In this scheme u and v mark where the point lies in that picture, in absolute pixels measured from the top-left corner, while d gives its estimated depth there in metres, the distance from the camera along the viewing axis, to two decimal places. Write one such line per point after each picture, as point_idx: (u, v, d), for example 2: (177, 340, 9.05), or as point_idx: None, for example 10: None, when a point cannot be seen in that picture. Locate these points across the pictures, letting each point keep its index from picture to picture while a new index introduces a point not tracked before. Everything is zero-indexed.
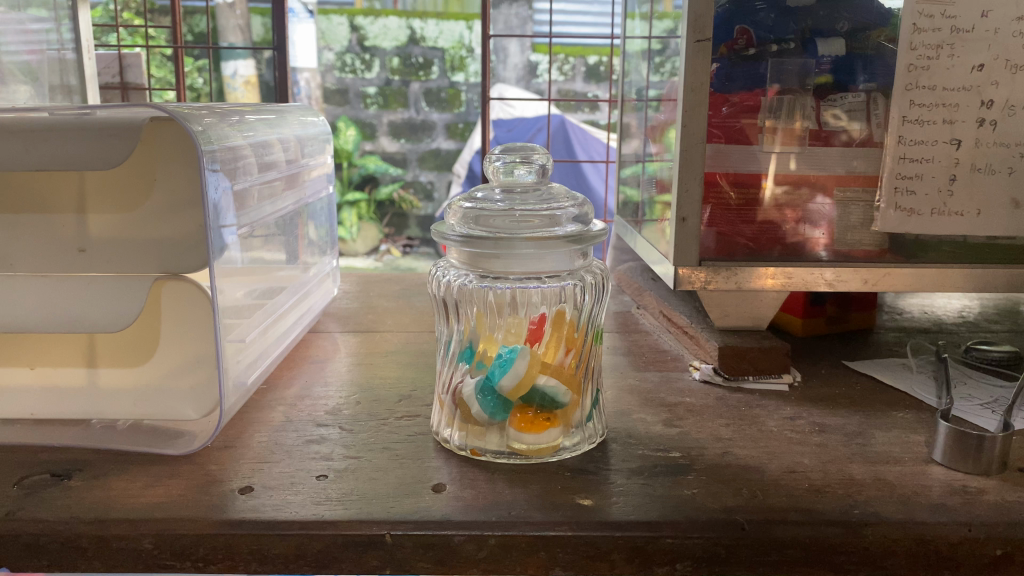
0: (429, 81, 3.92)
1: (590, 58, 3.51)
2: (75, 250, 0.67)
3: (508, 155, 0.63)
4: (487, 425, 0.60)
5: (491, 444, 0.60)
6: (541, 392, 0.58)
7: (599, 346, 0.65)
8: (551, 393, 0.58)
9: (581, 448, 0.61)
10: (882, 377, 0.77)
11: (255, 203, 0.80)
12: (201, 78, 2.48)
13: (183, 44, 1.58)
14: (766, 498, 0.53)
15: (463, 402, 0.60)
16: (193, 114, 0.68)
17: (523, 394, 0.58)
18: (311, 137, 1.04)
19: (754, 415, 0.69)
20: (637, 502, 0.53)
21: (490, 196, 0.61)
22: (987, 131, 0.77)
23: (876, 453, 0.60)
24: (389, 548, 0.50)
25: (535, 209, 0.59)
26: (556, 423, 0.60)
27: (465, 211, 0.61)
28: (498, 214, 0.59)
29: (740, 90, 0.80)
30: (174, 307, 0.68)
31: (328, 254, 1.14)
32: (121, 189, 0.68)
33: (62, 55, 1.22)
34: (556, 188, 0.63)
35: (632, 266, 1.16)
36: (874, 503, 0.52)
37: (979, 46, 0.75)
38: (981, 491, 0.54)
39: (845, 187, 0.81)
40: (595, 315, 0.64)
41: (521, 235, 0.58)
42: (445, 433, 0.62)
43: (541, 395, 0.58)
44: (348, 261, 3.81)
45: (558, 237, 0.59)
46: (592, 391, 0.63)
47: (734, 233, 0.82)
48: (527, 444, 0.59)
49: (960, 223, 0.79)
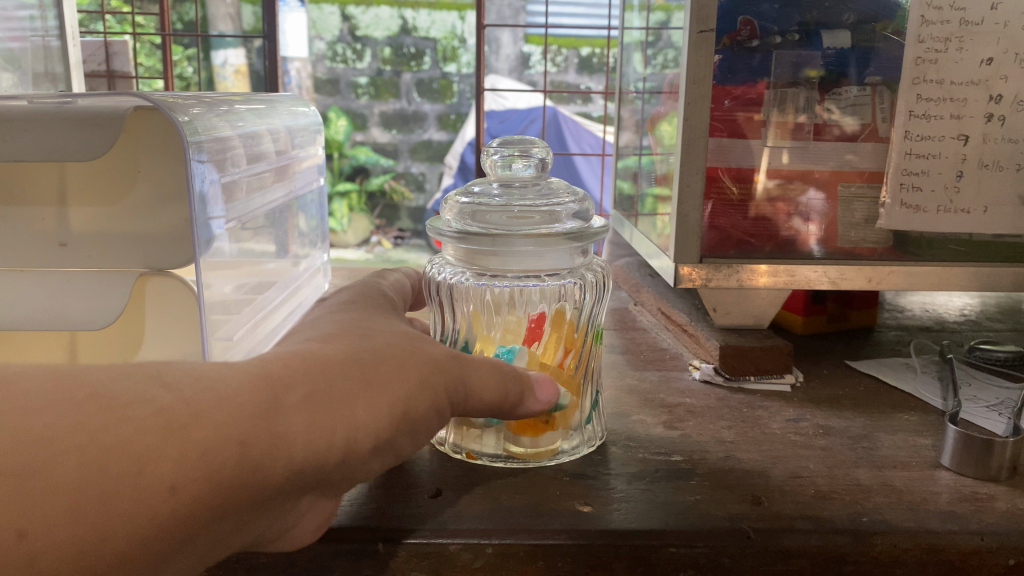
0: (421, 72, 3.88)
1: (583, 50, 3.47)
2: (56, 245, 0.66)
3: (506, 147, 0.61)
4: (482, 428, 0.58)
5: (488, 447, 0.58)
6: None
7: (600, 346, 0.63)
8: None
9: (580, 451, 0.59)
10: (885, 377, 0.75)
11: (244, 195, 0.78)
12: (190, 67, 2.43)
13: (172, 32, 1.54)
14: (774, 505, 0.51)
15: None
16: (179, 104, 0.65)
17: None
18: (301, 128, 1.02)
19: (757, 417, 0.67)
20: (639, 509, 0.51)
21: (488, 191, 0.59)
22: (995, 126, 0.75)
23: (883, 458, 0.59)
24: (381, 558, 0.48)
25: (534, 205, 0.57)
26: (555, 426, 0.57)
27: (461, 207, 0.58)
28: (495, 210, 0.57)
29: (742, 82, 0.77)
30: (160, 306, 0.67)
31: (320, 247, 1.11)
32: (99, 179, 0.65)
33: (46, 42, 1.18)
34: (556, 182, 0.60)
35: (630, 261, 1.14)
36: (884, 511, 0.51)
37: (990, 39, 0.73)
38: (991, 498, 0.53)
39: (849, 183, 0.79)
40: (596, 314, 0.62)
41: (520, 232, 0.56)
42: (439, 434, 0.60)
43: None
44: (339, 252, 3.71)
45: (557, 233, 0.56)
46: (592, 390, 0.61)
47: (732, 227, 0.80)
48: (524, 447, 0.57)
49: (966, 220, 0.77)
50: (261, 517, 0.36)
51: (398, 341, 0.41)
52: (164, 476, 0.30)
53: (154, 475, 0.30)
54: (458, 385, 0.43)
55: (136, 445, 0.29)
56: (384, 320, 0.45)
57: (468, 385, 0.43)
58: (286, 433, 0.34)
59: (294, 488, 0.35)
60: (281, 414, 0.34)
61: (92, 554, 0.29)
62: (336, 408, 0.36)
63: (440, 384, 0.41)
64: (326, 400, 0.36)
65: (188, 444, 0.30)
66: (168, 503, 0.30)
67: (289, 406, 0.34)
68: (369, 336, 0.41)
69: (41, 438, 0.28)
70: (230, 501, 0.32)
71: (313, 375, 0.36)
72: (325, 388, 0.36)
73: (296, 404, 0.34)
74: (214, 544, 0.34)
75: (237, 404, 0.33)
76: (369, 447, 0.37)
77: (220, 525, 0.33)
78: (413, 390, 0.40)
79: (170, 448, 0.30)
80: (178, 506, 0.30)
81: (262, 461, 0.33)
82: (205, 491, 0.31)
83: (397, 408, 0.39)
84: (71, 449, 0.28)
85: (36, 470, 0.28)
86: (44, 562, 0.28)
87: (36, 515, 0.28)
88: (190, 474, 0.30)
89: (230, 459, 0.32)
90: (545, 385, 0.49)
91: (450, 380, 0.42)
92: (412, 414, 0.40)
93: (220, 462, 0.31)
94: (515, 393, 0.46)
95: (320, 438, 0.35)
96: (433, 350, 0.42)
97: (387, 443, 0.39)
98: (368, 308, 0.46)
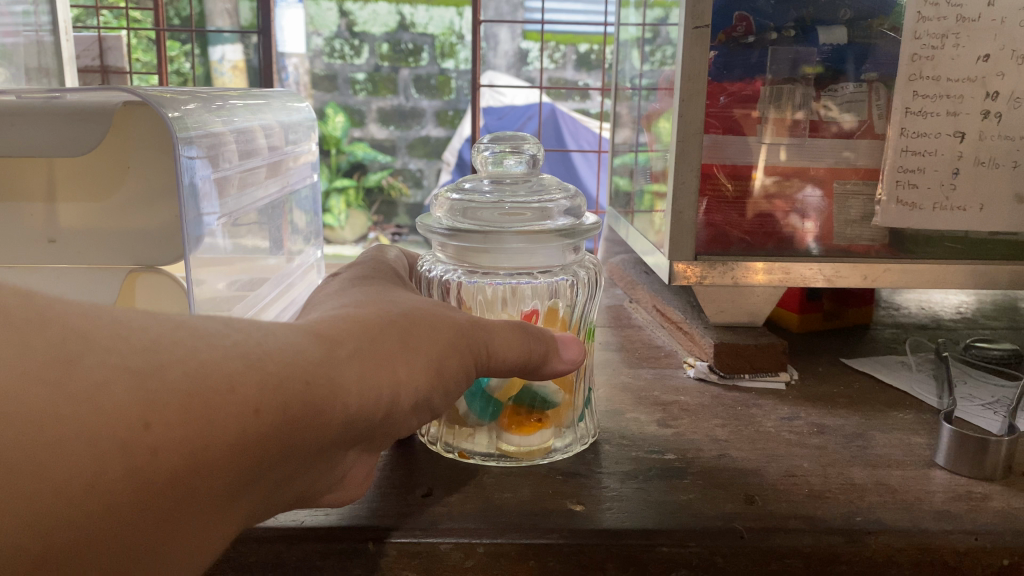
0: (418, 67, 3.85)
1: (581, 46, 3.46)
2: (45, 241, 0.68)
3: (497, 144, 0.60)
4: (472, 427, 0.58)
5: (479, 446, 0.58)
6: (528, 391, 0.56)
7: (593, 344, 0.63)
8: (543, 393, 0.56)
9: (573, 449, 0.59)
10: (880, 375, 0.75)
11: (236, 191, 0.77)
12: (186, 63, 2.41)
13: (167, 27, 1.53)
14: (767, 504, 0.51)
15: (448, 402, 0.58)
16: (173, 100, 0.66)
17: (514, 393, 0.56)
18: (296, 124, 1.01)
19: (751, 416, 0.67)
20: (632, 508, 0.51)
21: (479, 187, 0.59)
22: (991, 123, 0.75)
23: (878, 456, 0.58)
24: (371, 556, 0.48)
25: (526, 201, 0.56)
26: (548, 424, 0.57)
27: (454, 203, 0.58)
28: (487, 207, 0.56)
29: (738, 78, 0.76)
30: (152, 299, 0.67)
31: (314, 244, 1.10)
32: (90, 176, 0.68)
33: (39, 37, 1.17)
34: (547, 178, 0.60)
35: (625, 258, 1.13)
36: (877, 510, 0.50)
37: (986, 36, 0.73)
38: (986, 497, 0.52)
39: (844, 180, 0.79)
40: (588, 312, 0.62)
41: (512, 229, 0.55)
42: (429, 433, 0.60)
43: (534, 396, 0.56)
44: (335, 248, 3.70)
45: (548, 230, 0.55)
46: (585, 388, 0.61)
47: (728, 225, 0.79)
48: (514, 446, 0.57)
49: (962, 218, 0.77)
50: (306, 475, 0.37)
51: (426, 306, 0.42)
52: (250, 399, 0.30)
53: (242, 396, 0.30)
54: (484, 349, 0.43)
55: (227, 365, 0.30)
56: (404, 290, 0.45)
57: (493, 347, 0.43)
58: (346, 383, 0.34)
59: (343, 438, 0.36)
60: (338, 362, 0.34)
61: (192, 462, 0.29)
62: (381, 364, 0.36)
63: (470, 349, 0.42)
64: (372, 354, 0.36)
65: (267, 374, 0.31)
66: (254, 425, 0.30)
67: (343, 356, 0.35)
68: (397, 301, 0.42)
69: (146, 349, 0.29)
70: (298, 439, 0.33)
71: (358, 333, 0.37)
72: (370, 344, 0.36)
73: (348, 356, 0.35)
74: (274, 486, 0.35)
75: (300, 348, 0.33)
76: (409, 402, 0.39)
77: (282, 465, 0.34)
78: (445, 352, 0.40)
79: (253, 374, 0.31)
80: (259, 430, 0.31)
81: (326, 405, 0.33)
82: (282, 421, 0.32)
83: (433, 366, 0.40)
84: (175, 363, 0.29)
85: (153, 371, 0.28)
86: (155, 463, 0.28)
87: (157, 414, 0.28)
88: (272, 399, 0.31)
89: (303, 394, 0.32)
90: (570, 344, 0.46)
91: (478, 342, 0.42)
92: (445, 373, 0.40)
93: (295, 395, 0.32)
94: (542, 351, 0.45)
95: (371, 391, 0.35)
96: (456, 316, 0.43)
97: (425, 400, 0.40)
98: (387, 279, 0.47)
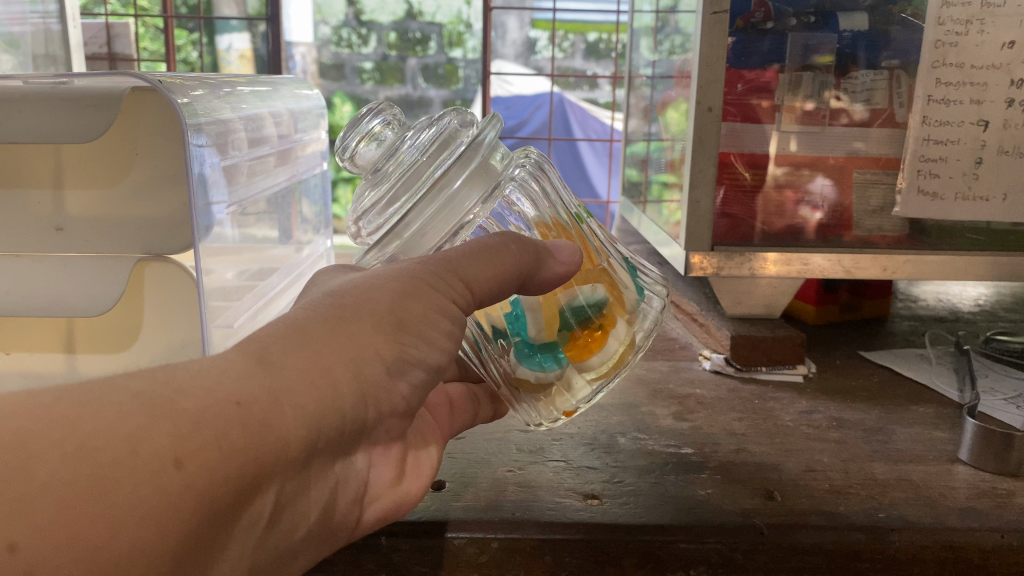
0: (426, 57, 3.75)
1: (589, 34, 3.40)
2: (53, 229, 0.68)
3: (354, 135, 0.53)
4: (559, 384, 0.48)
5: (582, 392, 0.48)
6: (570, 309, 0.46)
7: (593, 219, 0.52)
8: (583, 303, 0.46)
9: (656, 320, 0.50)
10: (900, 368, 0.74)
11: (244, 179, 0.76)
12: (197, 51, 2.39)
13: (173, 14, 1.52)
14: (788, 500, 0.50)
15: (515, 380, 0.49)
16: (179, 85, 0.65)
17: (557, 323, 0.46)
18: (305, 111, 1.00)
19: (769, 409, 0.65)
20: (649, 503, 0.50)
21: (375, 186, 0.48)
22: (1017, 111, 0.72)
23: (899, 451, 0.57)
24: (384, 551, 0.47)
25: (418, 162, 0.46)
26: (614, 321, 0.47)
27: (365, 216, 0.47)
28: (393, 191, 0.46)
29: (756, 65, 0.75)
30: (156, 291, 0.68)
31: (323, 232, 1.09)
32: (97, 164, 0.67)
33: (46, 25, 1.16)
34: (421, 124, 0.50)
35: (638, 247, 1.12)
36: (900, 506, 0.49)
37: (1013, 20, 0.70)
38: (1011, 493, 0.51)
39: (865, 170, 0.77)
40: (563, 198, 0.50)
41: (422, 193, 0.43)
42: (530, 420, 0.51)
43: (578, 310, 0.46)
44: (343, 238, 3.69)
45: (450, 161, 0.43)
46: (619, 258, 0.51)
47: (746, 215, 0.78)
48: (601, 364, 0.47)
49: (985, 208, 0.75)
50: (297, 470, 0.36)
51: (366, 275, 0.38)
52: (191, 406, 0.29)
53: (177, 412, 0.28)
54: (461, 284, 0.38)
55: None
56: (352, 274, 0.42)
57: (462, 272, 0.38)
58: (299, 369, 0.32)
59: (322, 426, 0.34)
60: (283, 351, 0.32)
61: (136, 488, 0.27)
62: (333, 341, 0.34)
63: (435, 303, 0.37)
64: (308, 341, 0.33)
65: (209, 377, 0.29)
66: (192, 447, 0.28)
67: (278, 356, 0.33)
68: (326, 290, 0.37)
69: None
70: (259, 448, 0.31)
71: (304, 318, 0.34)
72: (303, 333, 0.34)
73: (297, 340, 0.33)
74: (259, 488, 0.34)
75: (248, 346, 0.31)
76: (379, 372, 0.36)
77: (255, 491, 0.32)
78: (406, 300, 0.37)
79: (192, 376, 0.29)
80: (211, 434, 0.29)
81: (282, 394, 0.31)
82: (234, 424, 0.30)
83: (390, 321, 0.36)
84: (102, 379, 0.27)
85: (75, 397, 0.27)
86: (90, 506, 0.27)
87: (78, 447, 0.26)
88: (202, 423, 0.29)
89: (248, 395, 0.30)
90: (563, 246, 0.43)
91: (443, 271, 0.38)
92: (412, 324, 0.37)
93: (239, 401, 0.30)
94: (533, 253, 0.41)
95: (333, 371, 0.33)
96: (414, 263, 0.38)
97: (402, 363, 0.37)
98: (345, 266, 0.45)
